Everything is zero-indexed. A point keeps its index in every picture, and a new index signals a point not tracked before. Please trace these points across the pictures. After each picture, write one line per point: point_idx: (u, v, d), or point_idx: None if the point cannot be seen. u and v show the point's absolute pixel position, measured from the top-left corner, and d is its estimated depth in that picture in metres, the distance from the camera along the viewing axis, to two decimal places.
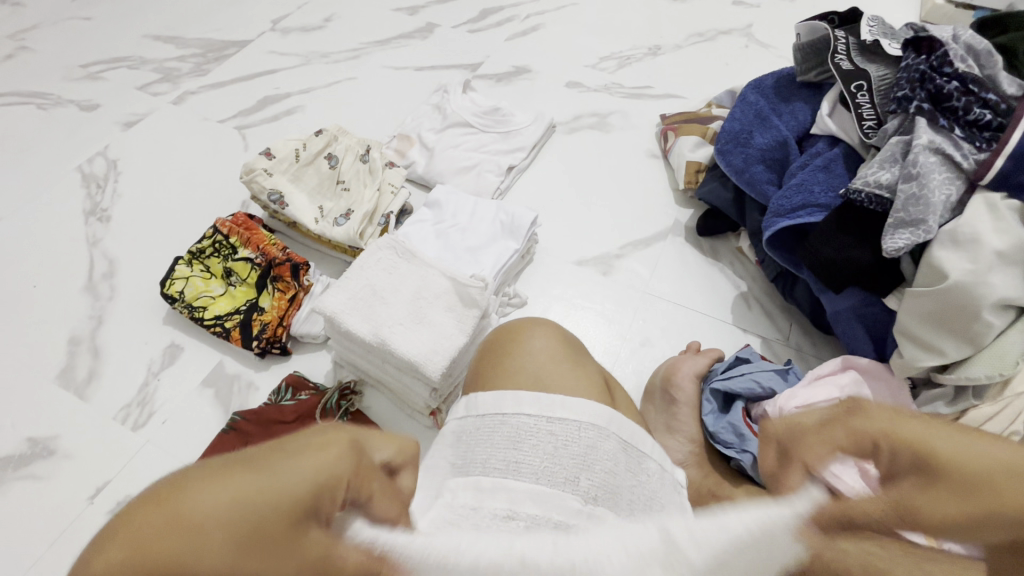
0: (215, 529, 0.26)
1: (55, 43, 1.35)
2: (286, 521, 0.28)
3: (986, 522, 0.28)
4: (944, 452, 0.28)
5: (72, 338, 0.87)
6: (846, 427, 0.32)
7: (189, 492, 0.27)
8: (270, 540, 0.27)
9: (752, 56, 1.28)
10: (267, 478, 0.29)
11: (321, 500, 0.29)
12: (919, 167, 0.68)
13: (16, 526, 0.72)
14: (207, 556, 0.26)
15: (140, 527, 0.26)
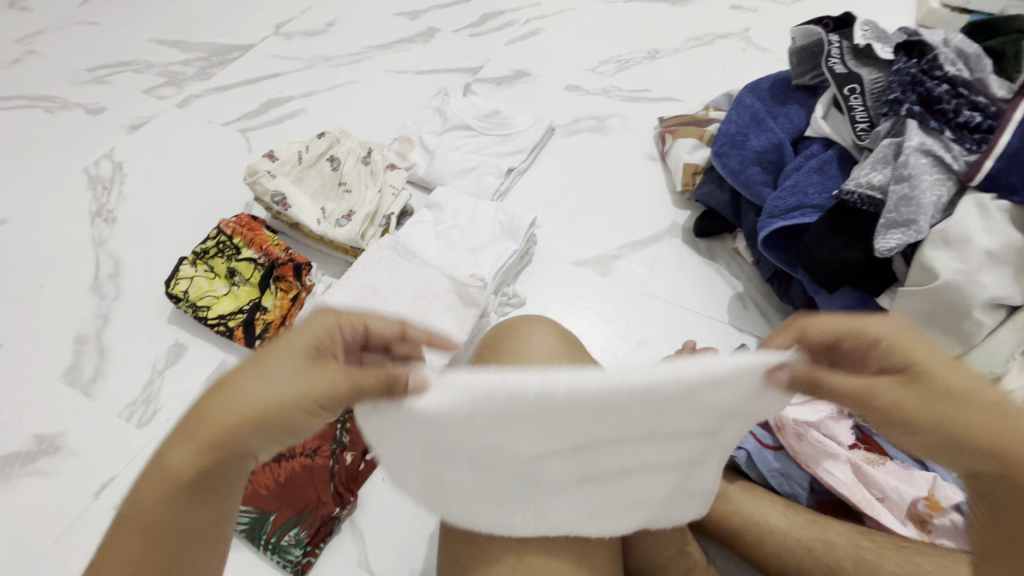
0: (259, 393, 0.38)
1: (62, 47, 1.37)
2: (301, 369, 0.39)
3: (940, 430, 0.36)
4: (937, 369, 0.36)
5: (78, 337, 0.89)
6: (862, 329, 0.37)
7: (232, 387, 0.39)
8: (292, 371, 0.39)
9: (750, 60, 1.30)
10: (277, 346, 0.40)
11: (321, 350, 0.40)
12: (911, 169, 0.69)
13: (23, 520, 0.73)
14: (257, 398, 0.38)
15: (211, 413, 0.38)
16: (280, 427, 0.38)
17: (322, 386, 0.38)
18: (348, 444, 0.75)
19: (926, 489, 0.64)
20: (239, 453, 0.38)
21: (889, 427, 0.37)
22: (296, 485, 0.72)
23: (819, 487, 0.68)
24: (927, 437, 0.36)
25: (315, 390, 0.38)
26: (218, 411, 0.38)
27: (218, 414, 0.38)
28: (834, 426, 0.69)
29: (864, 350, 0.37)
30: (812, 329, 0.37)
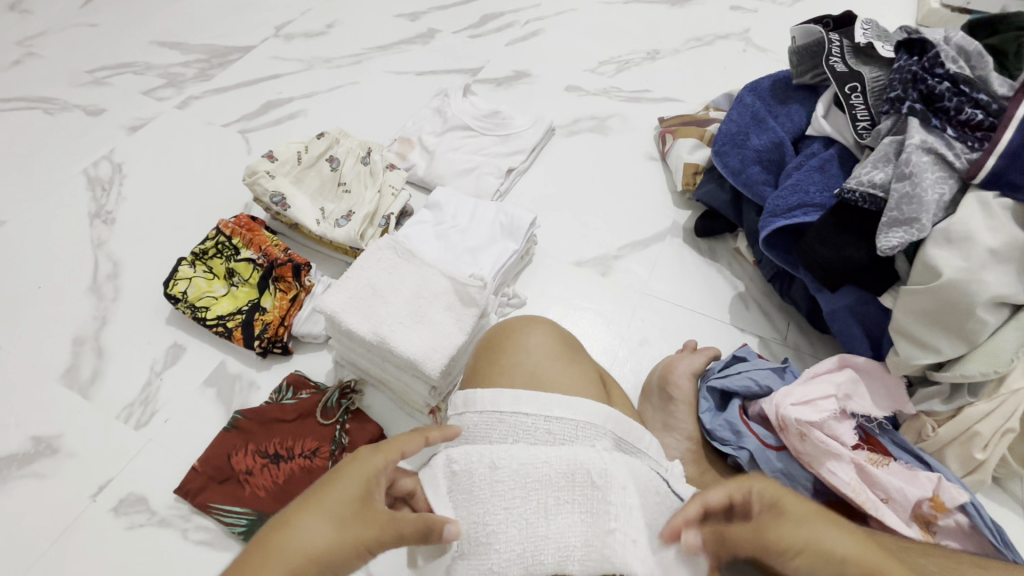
0: (311, 544, 0.41)
1: (62, 49, 1.37)
2: (351, 515, 0.43)
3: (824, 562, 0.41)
4: (797, 510, 0.43)
5: (76, 338, 0.88)
6: (737, 483, 0.46)
7: (291, 531, 0.41)
8: (347, 515, 0.43)
9: (750, 60, 1.30)
10: (329, 495, 0.44)
11: (367, 493, 0.45)
12: (912, 167, 0.68)
13: (19, 523, 0.72)
14: (316, 543, 0.41)
15: (268, 557, 0.40)
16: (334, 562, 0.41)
17: (377, 530, 0.43)
18: (348, 446, 0.76)
19: (931, 490, 0.65)
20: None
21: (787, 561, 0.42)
22: (299, 487, 0.73)
23: (822, 487, 0.68)
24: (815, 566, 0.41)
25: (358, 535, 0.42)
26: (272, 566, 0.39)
27: (276, 562, 0.40)
28: (837, 426, 0.68)
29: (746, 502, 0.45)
30: (708, 497, 0.45)
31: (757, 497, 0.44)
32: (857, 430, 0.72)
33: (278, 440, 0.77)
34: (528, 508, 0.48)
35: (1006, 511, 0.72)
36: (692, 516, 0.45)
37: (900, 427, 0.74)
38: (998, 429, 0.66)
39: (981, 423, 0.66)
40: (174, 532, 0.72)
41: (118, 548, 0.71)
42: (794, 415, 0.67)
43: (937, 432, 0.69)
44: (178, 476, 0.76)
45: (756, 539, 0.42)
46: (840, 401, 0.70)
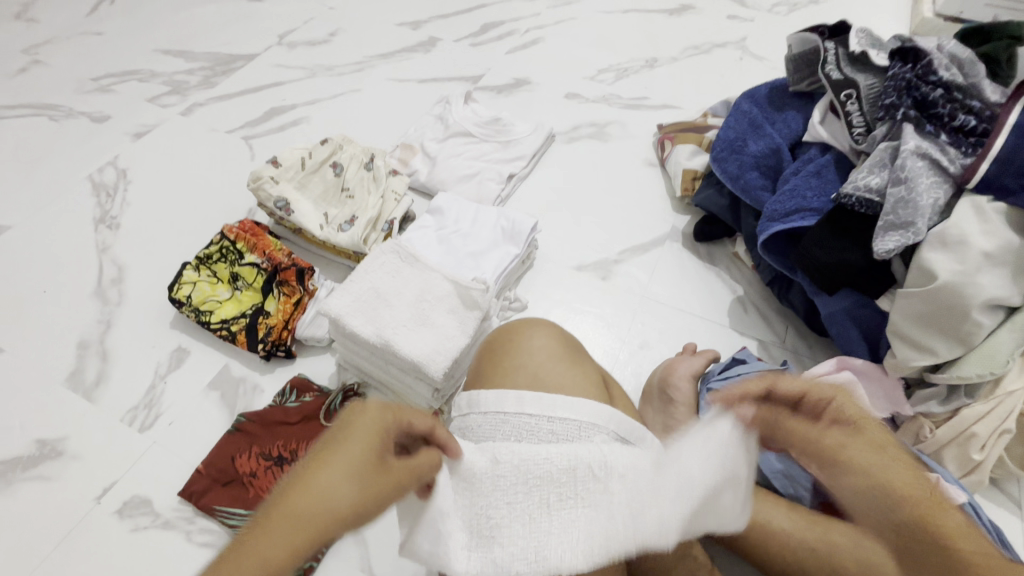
0: (328, 505, 0.33)
1: (68, 56, 1.38)
2: (369, 470, 0.35)
3: (867, 487, 0.39)
4: (856, 453, 0.40)
5: (81, 342, 0.89)
6: (820, 392, 0.44)
7: (304, 489, 0.33)
8: (363, 470, 0.35)
9: (747, 68, 1.32)
10: (354, 450, 0.36)
11: (383, 450, 0.38)
12: (907, 171, 0.70)
13: (23, 526, 0.73)
14: (339, 501, 0.33)
15: (275, 530, 0.31)
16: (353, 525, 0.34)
17: (393, 487, 0.37)
18: None
19: None
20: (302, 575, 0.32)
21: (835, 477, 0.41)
22: None
23: None
24: (852, 485, 0.39)
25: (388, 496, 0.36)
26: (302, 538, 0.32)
27: (296, 525, 0.32)
28: None
29: (819, 407, 0.43)
30: (780, 385, 0.45)
31: (839, 407, 0.43)
32: None
33: (283, 442, 0.77)
34: (531, 504, 0.48)
35: (1003, 511, 0.72)
36: (754, 391, 0.46)
37: (899, 429, 0.74)
38: (995, 430, 0.67)
39: (978, 424, 0.67)
40: (178, 534, 0.72)
41: (122, 551, 0.71)
42: None
43: (935, 434, 0.70)
44: (183, 478, 0.77)
45: (813, 442, 0.42)
46: None
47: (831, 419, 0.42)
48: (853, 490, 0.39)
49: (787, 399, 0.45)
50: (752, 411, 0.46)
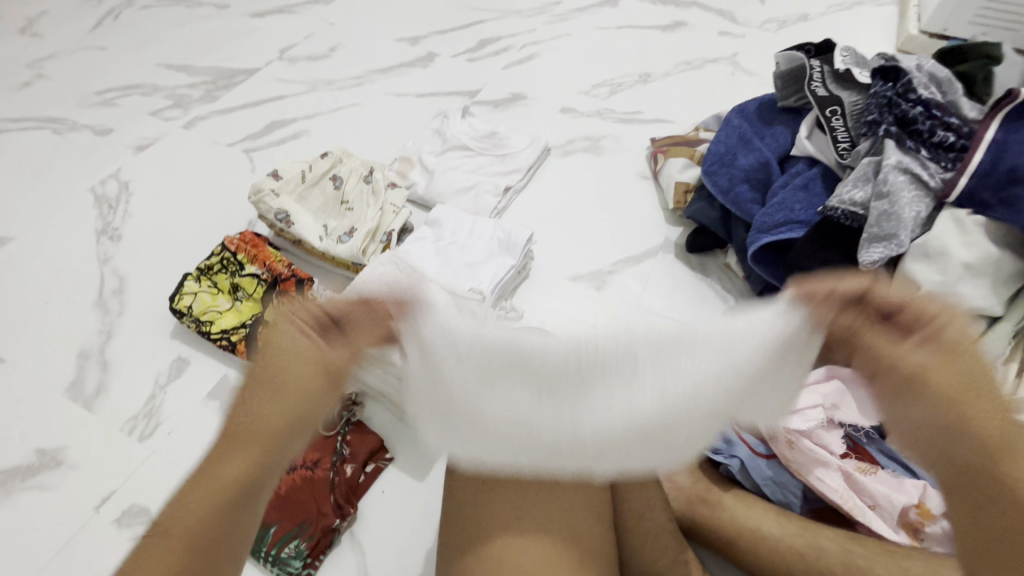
0: (258, 427, 0.44)
1: (71, 71, 1.41)
2: (280, 382, 0.45)
3: (939, 414, 0.37)
4: (945, 383, 0.37)
5: (81, 352, 0.90)
6: (928, 311, 0.39)
7: (242, 423, 0.45)
8: (275, 383, 0.45)
9: (738, 83, 1.35)
10: (277, 344, 0.46)
11: (295, 357, 0.46)
12: (889, 186, 0.72)
13: (24, 535, 0.73)
14: (261, 419, 0.44)
15: (231, 457, 0.44)
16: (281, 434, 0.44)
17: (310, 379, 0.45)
18: (348, 456, 0.77)
19: (917, 498, 0.67)
20: (278, 445, 0.45)
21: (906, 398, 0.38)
22: (297, 498, 0.73)
23: (811, 495, 0.71)
24: (924, 412, 0.37)
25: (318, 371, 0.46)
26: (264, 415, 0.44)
27: (234, 446, 0.44)
28: (824, 435, 0.70)
29: (917, 325, 0.39)
30: (879, 294, 0.41)
31: (943, 328, 0.39)
32: (846, 440, 0.74)
33: None
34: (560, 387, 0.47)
35: None
36: (846, 294, 0.42)
37: None
38: None
39: None
40: None
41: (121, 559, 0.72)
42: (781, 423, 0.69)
43: None
44: None
45: (896, 360, 0.39)
46: (828, 411, 0.71)
47: (927, 336, 0.38)
48: (922, 418, 0.37)
49: (881, 308, 0.41)
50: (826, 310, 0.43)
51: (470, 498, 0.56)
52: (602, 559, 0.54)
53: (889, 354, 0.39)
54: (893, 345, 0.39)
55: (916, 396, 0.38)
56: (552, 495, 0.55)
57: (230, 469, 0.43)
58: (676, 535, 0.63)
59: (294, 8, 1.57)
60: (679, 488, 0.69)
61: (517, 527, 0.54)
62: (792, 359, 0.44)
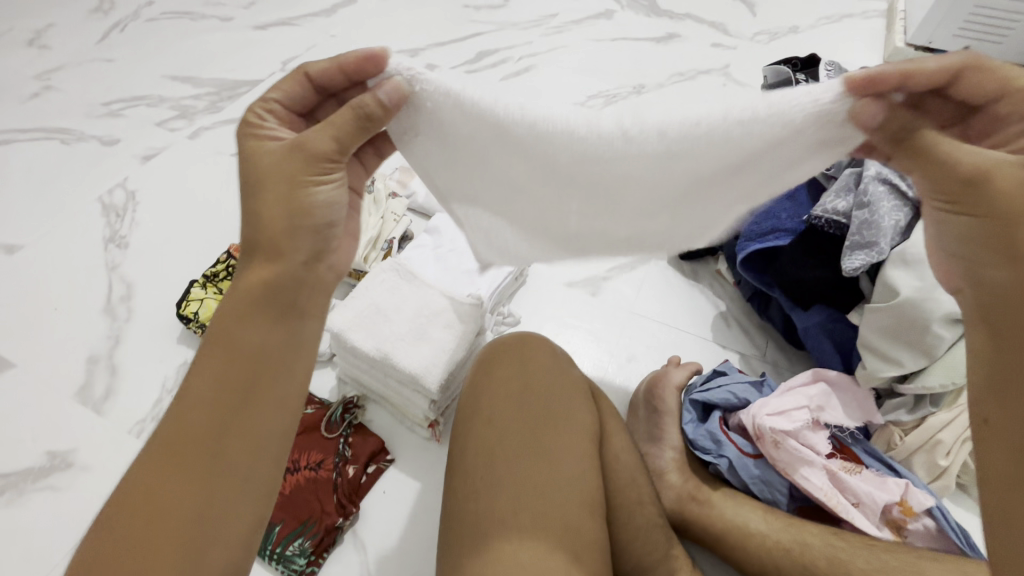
0: (245, 350, 0.49)
1: (78, 83, 1.44)
2: (264, 288, 0.50)
3: (991, 206, 0.44)
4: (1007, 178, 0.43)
5: (90, 356, 0.93)
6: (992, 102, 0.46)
7: (223, 356, 0.49)
8: (261, 296, 0.50)
9: (730, 94, 1.39)
10: (264, 148, 0.52)
11: (277, 224, 0.50)
12: (870, 196, 0.76)
13: (36, 535, 0.76)
14: (249, 340, 0.50)
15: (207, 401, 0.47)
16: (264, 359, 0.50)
17: (294, 227, 0.51)
18: (350, 458, 0.80)
19: (899, 495, 0.69)
20: (290, 245, 0.51)
21: (973, 196, 0.44)
22: (300, 496, 0.76)
23: (798, 494, 0.73)
24: (977, 207, 0.44)
25: (309, 156, 0.50)
26: (270, 221, 0.51)
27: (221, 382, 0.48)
28: (810, 435, 0.72)
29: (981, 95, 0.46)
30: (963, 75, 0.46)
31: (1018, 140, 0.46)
32: (831, 439, 0.76)
33: None
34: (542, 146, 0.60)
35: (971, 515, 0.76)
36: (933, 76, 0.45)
37: (871, 437, 0.78)
38: (959, 436, 0.72)
39: (944, 431, 0.72)
40: None
41: None
42: (769, 424, 0.71)
43: (904, 441, 0.74)
44: None
45: (965, 157, 0.45)
46: (813, 411, 0.74)
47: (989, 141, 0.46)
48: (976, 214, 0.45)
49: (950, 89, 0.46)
50: (882, 96, 0.46)
51: (470, 495, 0.59)
52: (598, 552, 0.57)
53: (946, 162, 0.45)
54: (959, 153, 0.45)
55: (955, 205, 0.46)
56: (549, 493, 0.58)
57: (256, 279, 0.51)
58: (666, 531, 0.66)
59: (297, 20, 1.61)
60: (671, 486, 0.72)
61: (514, 524, 0.56)
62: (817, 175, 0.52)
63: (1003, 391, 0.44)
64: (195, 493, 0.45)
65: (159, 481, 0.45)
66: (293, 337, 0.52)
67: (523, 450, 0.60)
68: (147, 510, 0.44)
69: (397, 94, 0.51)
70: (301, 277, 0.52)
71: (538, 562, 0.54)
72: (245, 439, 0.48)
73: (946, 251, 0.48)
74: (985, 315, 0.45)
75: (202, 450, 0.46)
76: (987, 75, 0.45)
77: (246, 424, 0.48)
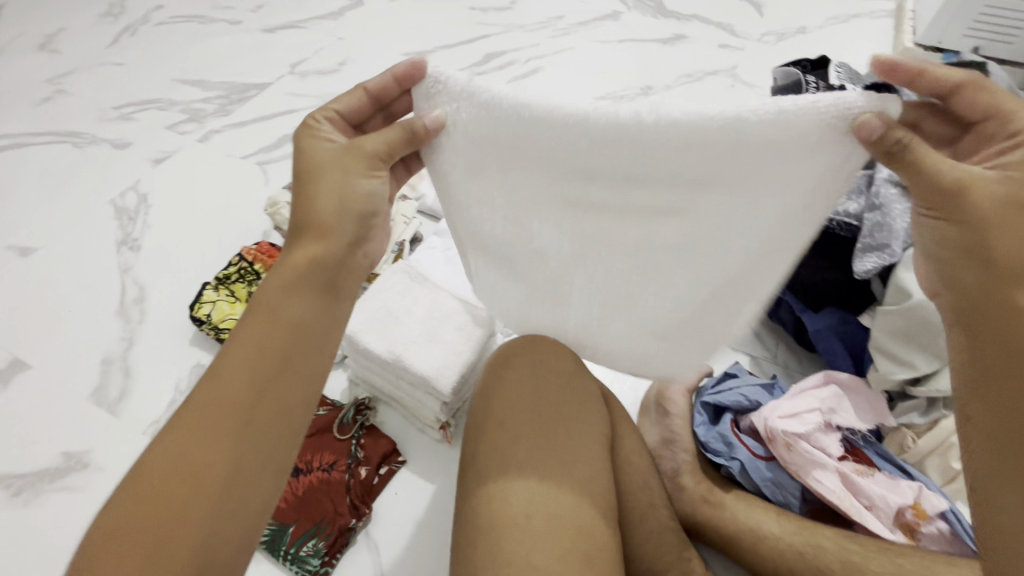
0: (291, 324, 0.51)
1: (90, 87, 1.45)
2: (315, 268, 0.52)
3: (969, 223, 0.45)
4: (987, 196, 0.44)
5: (105, 358, 0.94)
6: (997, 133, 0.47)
7: (269, 328, 0.51)
8: (311, 277, 0.52)
9: (738, 95, 1.39)
10: (319, 142, 0.55)
11: (331, 210, 0.53)
12: (882, 199, 0.76)
13: (53, 535, 0.76)
14: (296, 313, 0.52)
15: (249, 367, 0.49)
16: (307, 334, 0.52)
17: (343, 212, 0.53)
18: (362, 459, 0.80)
19: (912, 498, 0.70)
20: (340, 227, 0.53)
21: (951, 209, 0.45)
22: (313, 497, 0.76)
23: (810, 497, 0.73)
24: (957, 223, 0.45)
25: (365, 155, 0.53)
26: (318, 206, 0.53)
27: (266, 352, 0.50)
28: (821, 437, 0.72)
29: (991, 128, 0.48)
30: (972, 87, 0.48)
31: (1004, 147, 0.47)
32: (843, 442, 0.75)
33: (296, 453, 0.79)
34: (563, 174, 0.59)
35: None
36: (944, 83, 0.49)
37: (884, 440, 0.77)
38: None
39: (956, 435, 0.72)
40: None
41: None
42: (780, 427, 0.71)
43: (917, 443, 0.74)
44: None
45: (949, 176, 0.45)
46: (825, 414, 0.74)
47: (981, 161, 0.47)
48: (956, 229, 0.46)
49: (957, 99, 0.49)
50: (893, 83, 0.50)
51: (484, 496, 0.59)
52: (610, 553, 0.57)
53: (930, 176, 0.45)
54: (943, 168, 0.45)
55: (935, 214, 0.47)
56: (562, 495, 0.58)
57: (303, 256, 0.53)
58: (678, 533, 0.66)
59: (305, 23, 1.62)
60: (683, 488, 0.72)
61: (527, 521, 0.56)
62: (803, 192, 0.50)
63: (980, 386, 0.45)
64: (223, 454, 0.46)
65: (194, 440, 0.46)
66: (332, 317, 0.54)
67: (536, 452, 0.60)
68: (181, 468, 0.45)
69: (439, 125, 0.53)
70: (345, 259, 0.54)
71: (553, 562, 0.54)
72: (277, 409, 0.49)
73: (925, 254, 0.49)
74: (963, 320, 0.47)
75: (239, 414, 0.47)
76: (986, 95, 0.48)
77: (279, 395, 0.49)
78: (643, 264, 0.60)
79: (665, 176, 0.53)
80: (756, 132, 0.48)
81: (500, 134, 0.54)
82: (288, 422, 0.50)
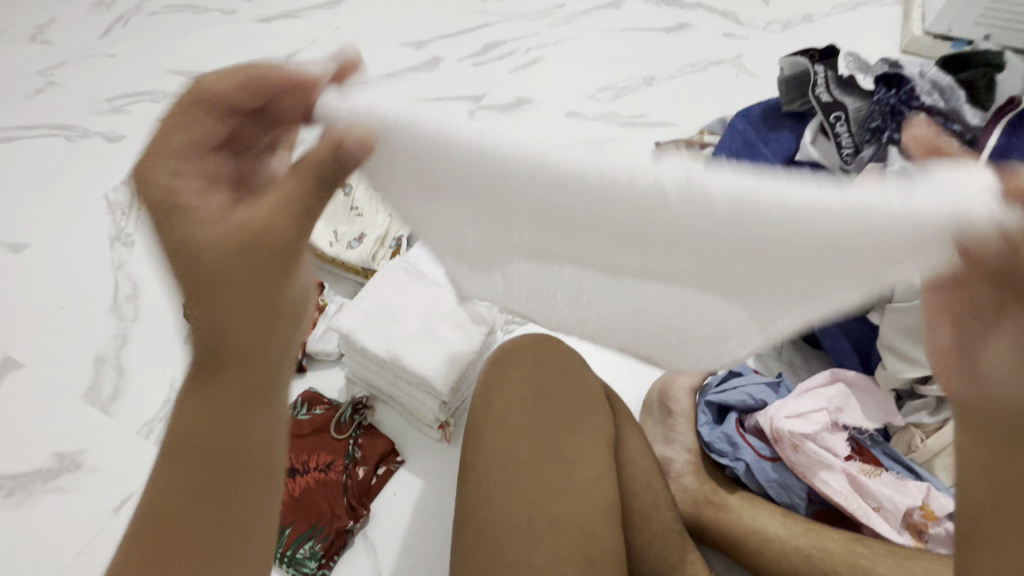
0: (230, 439, 0.45)
1: (82, 78, 1.43)
2: (241, 374, 0.46)
3: None
4: None
5: (98, 356, 0.92)
6: None
7: (202, 452, 0.44)
8: (239, 385, 0.46)
9: (742, 85, 1.36)
10: (202, 223, 0.44)
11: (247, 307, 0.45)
12: None
13: (45, 537, 0.75)
14: (232, 429, 0.45)
15: (193, 502, 0.43)
16: (249, 446, 0.46)
17: (265, 309, 0.45)
18: (360, 459, 0.79)
19: (921, 499, 0.68)
20: (272, 332, 0.46)
21: None
22: (311, 497, 0.75)
23: (816, 497, 0.72)
24: None
25: (271, 235, 0.43)
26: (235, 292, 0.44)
27: (206, 482, 0.44)
28: (828, 438, 0.71)
29: None
30: None
31: None
32: (849, 442, 0.74)
33: (295, 453, 0.78)
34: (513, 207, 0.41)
35: None
36: None
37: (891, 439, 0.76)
38: None
39: None
40: None
41: None
42: (787, 427, 0.70)
43: (926, 443, 0.73)
44: None
45: None
46: (832, 414, 0.73)
47: None
48: None
49: None
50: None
51: (484, 500, 0.57)
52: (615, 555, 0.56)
53: None
54: None
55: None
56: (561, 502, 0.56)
57: (226, 370, 0.46)
58: (683, 534, 0.65)
59: (301, 13, 1.59)
60: (687, 490, 0.71)
61: (531, 538, 0.54)
62: (861, 274, 0.35)
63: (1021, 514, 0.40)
64: None
65: None
66: (276, 417, 0.48)
67: (541, 456, 0.59)
68: None
69: (366, 150, 0.39)
70: (281, 357, 0.48)
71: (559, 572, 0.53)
72: (247, 496, 0.45)
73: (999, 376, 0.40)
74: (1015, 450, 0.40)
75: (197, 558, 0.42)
76: None
77: (241, 514, 0.44)
78: (622, 294, 0.48)
79: (670, 245, 0.35)
80: (838, 221, 0.31)
81: (436, 162, 0.37)
82: (256, 545, 0.45)
